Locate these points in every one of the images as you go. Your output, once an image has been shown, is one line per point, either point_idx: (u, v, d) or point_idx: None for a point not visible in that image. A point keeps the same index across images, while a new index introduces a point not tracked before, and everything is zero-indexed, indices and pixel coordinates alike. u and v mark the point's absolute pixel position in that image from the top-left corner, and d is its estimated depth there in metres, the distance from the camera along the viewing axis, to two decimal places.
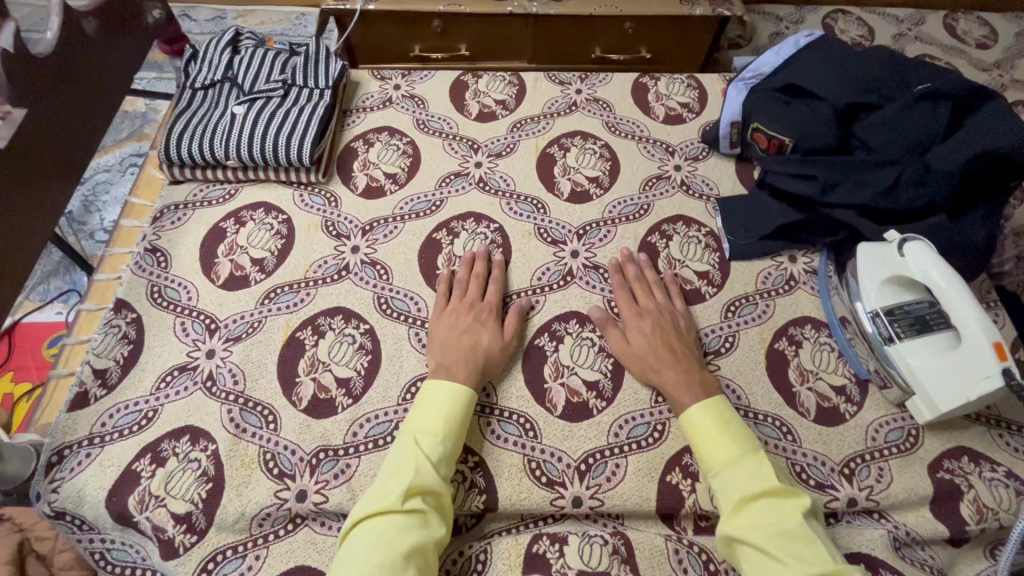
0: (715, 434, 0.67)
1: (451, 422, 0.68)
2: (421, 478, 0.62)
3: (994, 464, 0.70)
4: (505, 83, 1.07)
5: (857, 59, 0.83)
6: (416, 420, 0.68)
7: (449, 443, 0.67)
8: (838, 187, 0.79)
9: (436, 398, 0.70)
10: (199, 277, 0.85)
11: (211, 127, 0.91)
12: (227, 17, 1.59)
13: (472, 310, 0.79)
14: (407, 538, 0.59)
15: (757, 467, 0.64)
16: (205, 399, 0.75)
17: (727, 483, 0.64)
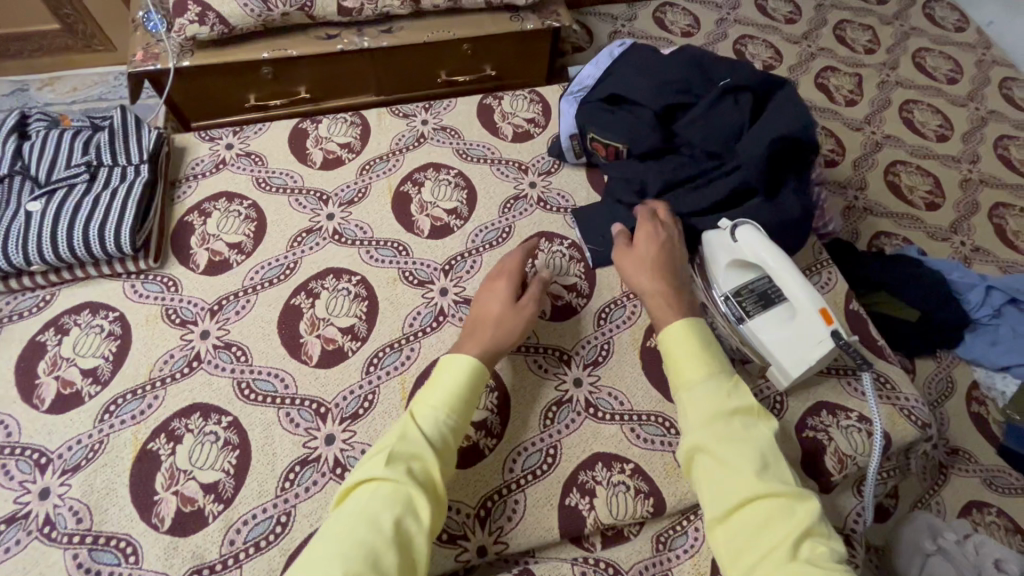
0: (689, 351, 0.68)
1: (455, 395, 0.67)
2: (407, 446, 0.62)
3: (848, 412, 0.77)
4: (348, 125, 1.03)
5: (667, 65, 0.89)
6: (426, 394, 0.68)
7: (452, 416, 0.66)
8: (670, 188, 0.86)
9: (449, 370, 0.69)
10: (19, 406, 0.74)
11: (3, 231, 0.79)
12: (29, 88, 1.43)
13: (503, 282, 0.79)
14: (386, 507, 0.57)
15: (729, 386, 0.66)
16: (45, 549, 0.65)
17: (696, 399, 0.65)
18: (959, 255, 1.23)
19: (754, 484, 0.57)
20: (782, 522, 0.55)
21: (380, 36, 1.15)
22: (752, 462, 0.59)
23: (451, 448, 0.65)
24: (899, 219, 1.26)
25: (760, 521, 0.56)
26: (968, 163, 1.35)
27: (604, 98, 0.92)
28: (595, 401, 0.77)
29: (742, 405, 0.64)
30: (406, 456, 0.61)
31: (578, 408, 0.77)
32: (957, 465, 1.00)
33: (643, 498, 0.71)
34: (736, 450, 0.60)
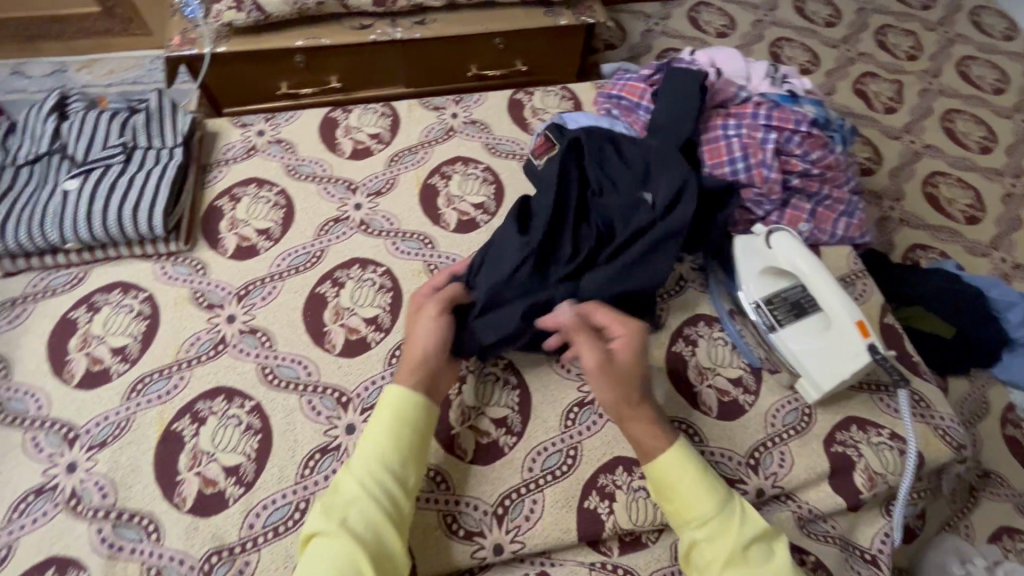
0: (691, 483, 0.65)
1: (392, 429, 0.66)
2: (344, 497, 0.62)
3: (879, 428, 0.75)
4: (378, 115, 1.03)
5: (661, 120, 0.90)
6: (366, 433, 0.68)
7: (388, 455, 0.65)
8: (546, 266, 0.76)
9: (381, 412, 0.68)
10: (49, 381, 0.75)
11: (41, 208, 0.81)
12: (68, 70, 1.46)
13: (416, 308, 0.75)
14: (327, 565, 0.58)
15: (738, 515, 0.63)
16: (71, 522, 0.66)
17: (711, 542, 0.62)
18: (998, 271, 1.19)
19: None
20: None
21: (413, 27, 1.15)
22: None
23: (395, 487, 0.64)
24: (936, 232, 1.22)
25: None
26: (1011, 176, 1.31)
27: (554, 154, 0.86)
28: None
29: (756, 534, 0.62)
30: (343, 509, 0.62)
31: (600, 410, 0.76)
32: (989, 489, 0.96)
33: None
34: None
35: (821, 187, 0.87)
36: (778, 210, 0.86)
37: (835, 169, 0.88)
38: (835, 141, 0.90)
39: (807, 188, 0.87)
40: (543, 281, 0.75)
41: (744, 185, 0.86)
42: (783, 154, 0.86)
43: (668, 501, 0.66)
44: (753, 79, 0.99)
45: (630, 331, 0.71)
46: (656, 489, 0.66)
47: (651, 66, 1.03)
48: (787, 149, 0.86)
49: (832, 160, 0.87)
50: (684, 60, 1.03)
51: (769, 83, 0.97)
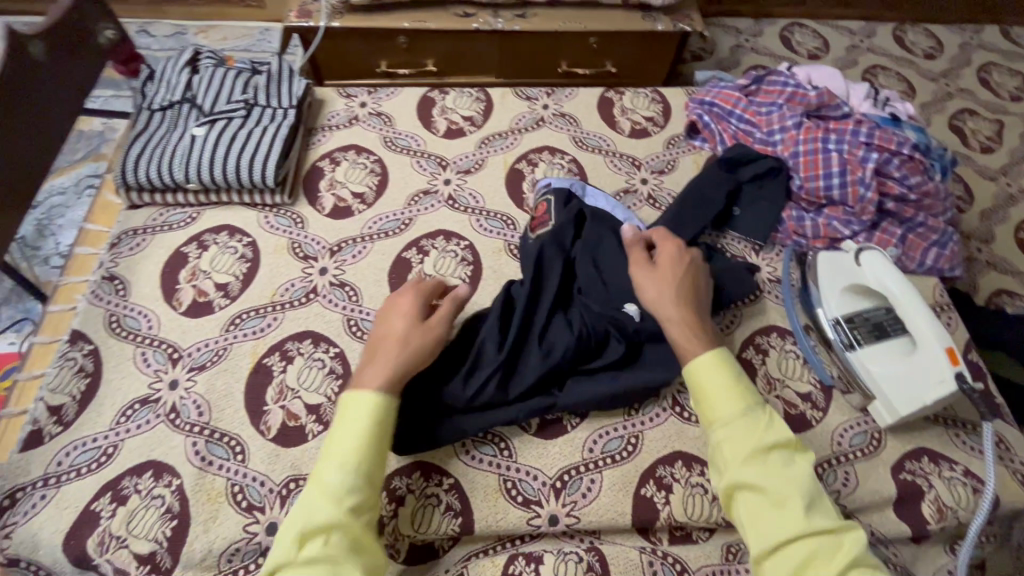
0: (720, 384, 0.65)
1: (365, 442, 0.61)
2: (315, 519, 0.57)
3: (953, 463, 0.73)
4: (472, 99, 1.07)
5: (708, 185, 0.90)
6: (327, 448, 0.62)
7: (362, 469, 0.60)
8: (514, 378, 0.73)
9: (351, 417, 0.63)
10: (160, 305, 0.82)
11: (170, 150, 0.88)
12: (187, 32, 1.57)
13: (406, 318, 0.70)
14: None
15: (766, 419, 0.63)
16: (169, 432, 0.72)
17: (731, 438, 0.62)
18: None
19: (800, 525, 0.56)
20: (838, 557, 0.55)
21: (513, 20, 1.20)
22: (797, 502, 0.58)
23: (368, 498, 0.60)
24: None
25: (805, 557, 0.55)
26: None
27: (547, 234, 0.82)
28: (681, 401, 0.77)
29: (779, 440, 0.62)
30: (320, 530, 0.56)
31: (663, 404, 0.77)
32: None
33: (720, 505, 0.70)
34: (776, 489, 0.59)
35: (916, 213, 0.90)
36: (866, 231, 0.88)
37: (932, 197, 0.90)
38: (934, 168, 0.92)
39: (902, 213, 0.89)
40: (510, 397, 0.72)
41: (838, 201, 0.88)
42: (882, 175, 0.88)
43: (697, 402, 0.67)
44: (852, 99, 1.01)
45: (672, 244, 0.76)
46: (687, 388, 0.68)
47: (747, 77, 1.05)
48: (886, 170, 0.88)
49: (931, 187, 0.89)
50: (782, 73, 1.04)
51: (871, 104, 0.99)
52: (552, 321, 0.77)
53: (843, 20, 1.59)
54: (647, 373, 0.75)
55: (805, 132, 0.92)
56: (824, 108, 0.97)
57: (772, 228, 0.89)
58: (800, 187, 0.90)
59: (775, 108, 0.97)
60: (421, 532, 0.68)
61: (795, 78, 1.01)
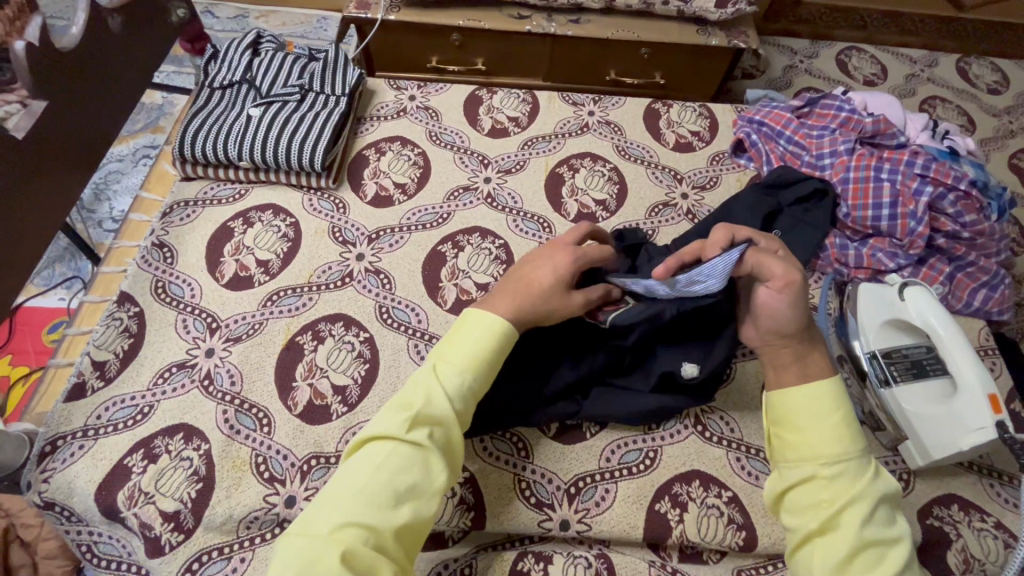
0: (835, 424, 0.60)
1: (478, 357, 0.64)
2: (432, 407, 0.59)
3: (984, 515, 0.70)
4: (519, 100, 1.08)
5: (750, 206, 0.88)
6: (443, 355, 0.64)
7: (475, 381, 0.63)
8: (544, 381, 0.74)
9: (467, 339, 0.64)
10: (203, 275, 0.85)
11: (227, 128, 0.92)
12: (248, 16, 1.62)
13: (559, 259, 0.70)
14: (404, 475, 0.55)
15: (871, 472, 0.59)
16: (202, 398, 0.75)
17: (834, 482, 0.57)
18: None
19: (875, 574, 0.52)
20: None
21: (567, 24, 1.21)
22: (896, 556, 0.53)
23: (469, 412, 0.63)
24: None
25: None
26: None
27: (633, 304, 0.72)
28: (704, 421, 0.76)
29: (885, 491, 0.58)
30: (427, 421, 0.59)
31: (686, 421, 0.76)
32: None
33: (734, 529, 0.69)
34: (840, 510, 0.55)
35: (968, 252, 0.87)
36: (912, 265, 0.86)
37: (987, 236, 0.86)
38: (991, 207, 0.88)
39: (952, 250, 0.87)
40: (537, 401, 0.73)
41: (884, 232, 0.87)
42: (934, 210, 0.86)
43: (793, 431, 0.62)
44: (909, 130, 0.98)
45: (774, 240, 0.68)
46: (790, 414, 0.63)
47: (801, 98, 1.04)
48: (940, 206, 0.86)
49: (986, 226, 0.86)
50: (837, 97, 1.02)
51: (929, 136, 0.96)
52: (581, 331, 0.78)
53: (904, 48, 1.55)
54: (673, 401, 0.74)
55: (857, 158, 0.90)
56: (879, 136, 0.95)
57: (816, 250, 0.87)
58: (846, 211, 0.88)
59: (827, 131, 0.96)
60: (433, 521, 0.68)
61: (851, 103, 0.99)
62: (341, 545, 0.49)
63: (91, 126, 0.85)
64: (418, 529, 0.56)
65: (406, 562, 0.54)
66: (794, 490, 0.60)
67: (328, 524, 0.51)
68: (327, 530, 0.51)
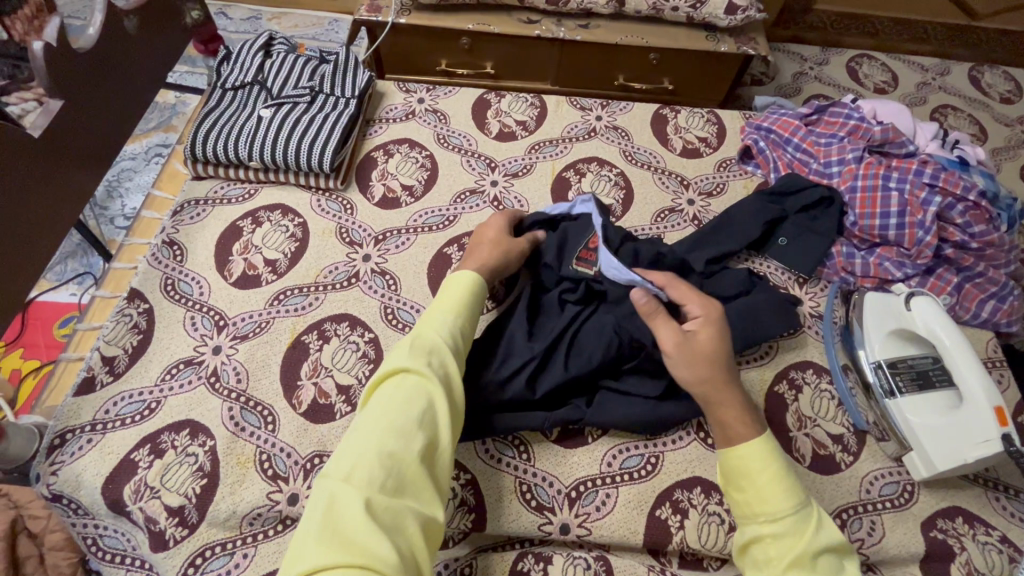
0: (770, 478, 0.59)
1: (462, 304, 0.70)
2: (426, 343, 0.64)
3: (989, 528, 0.70)
4: (527, 105, 1.09)
5: (757, 215, 0.89)
6: (432, 308, 0.70)
7: (462, 321, 0.69)
8: (543, 374, 0.74)
9: (452, 287, 0.72)
10: (212, 273, 0.86)
11: (238, 128, 0.93)
12: (261, 18, 1.64)
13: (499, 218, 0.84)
14: (415, 400, 0.58)
15: (815, 518, 0.58)
16: (208, 395, 0.76)
17: (780, 538, 0.56)
18: None
19: None
20: None
21: (576, 29, 1.21)
22: None
23: (462, 349, 0.67)
24: None
25: None
26: None
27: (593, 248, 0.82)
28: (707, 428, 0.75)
29: (831, 542, 0.56)
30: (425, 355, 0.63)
31: (688, 428, 0.76)
32: None
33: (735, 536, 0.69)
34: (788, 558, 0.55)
35: (976, 263, 0.87)
36: (920, 275, 0.86)
37: (996, 247, 0.86)
38: (1001, 218, 0.88)
39: (960, 261, 0.87)
40: (537, 392, 0.73)
41: (892, 242, 0.86)
42: (943, 220, 0.86)
43: (737, 490, 0.61)
44: (919, 139, 0.98)
45: (709, 308, 0.69)
46: (728, 474, 0.62)
47: (809, 105, 1.03)
48: (948, 216, 0.85)
49: (996, 237, 0.85)
50: (847, 104, 1.02)
51: (938, 145, 0.96)
52: (583, 332, 0.77)
53: (916, 56, 1.54)
54: (680, 408, 0.73)
55: (865, 166, 0.90)
56: (888, 144, 0.94)
57: (820, 255, 0.87)
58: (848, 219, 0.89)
59: (835, 139, 0.96)
60: None
61: (860, 112, 0.99)
62: (364, 487, 0.51)
63: (105, 124, 0.86)
64: (437, 459, 0.58)
65: (432, 493, 0.56)
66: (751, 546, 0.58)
67: (350, 465, 0.53)
68: (350, 474, 0.52)
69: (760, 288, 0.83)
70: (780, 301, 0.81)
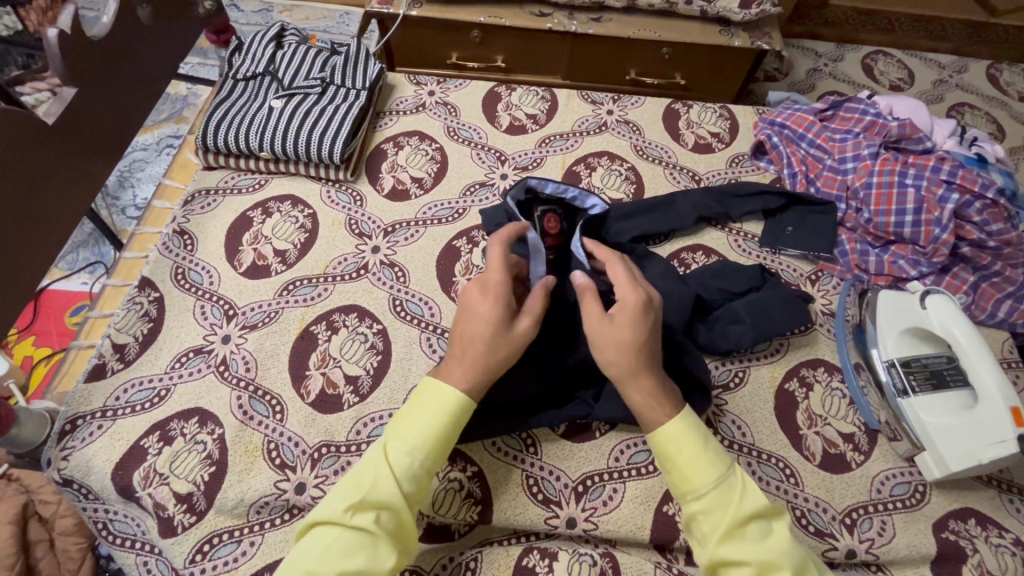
0: (691, 454, 0.57)
1: (432, 434, 0.58)
2: (378, 492, 0.55)
3: (1002, 531, 0.69)
4: (538, 98, 1.08)
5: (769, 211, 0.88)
6: (397, 427, 0.59)
7: (427, 458, 0.58)
8: (552, 368, 0.74)
9: (426, 404, 0.59)
10: (222, 263, 0.86)
11: (248, 119, 0.93)
12: (273, 10, 1.64)
13: (490, 298, 0.62)
14: (347, 561, 0.52)
15: (740, 486, 0.56)
16: (217, 383, 0.76)
17: (710, 513, 0.55)
18: None
19: None
20: None
21: (588, 23, 1.20)
22: None
23: (423, 489, 0.58)
24: None
25: None
26: None
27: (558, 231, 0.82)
28: (716, 424, 0.73)
29: (758, 506, 0.55)
30: (374, 504, 0.55)
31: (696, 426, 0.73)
32: None
33: None
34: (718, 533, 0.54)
35: (993, 261, 0.85)
36: (934, 274, 0.85)
37: (1015, 246, 0.84)
38: (1019, 217, 0.86)
39: (977, 259, 0.85)
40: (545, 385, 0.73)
41: (907, 239, 0.85)
42: (960, 217, 0.85)
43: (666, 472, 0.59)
44: (936, 135, 0.97)
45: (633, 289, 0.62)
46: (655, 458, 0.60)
47: (824, 101, 1.02)
48: (965, 213, 0.84)
49: (1014, 235, 0.84)
50: (862, 100, 1.00)
51: (956, 142, 0.94)
52: None
53: (933, 53, 1.52)
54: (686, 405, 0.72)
55: (881, 162, 0.89)
56: (904, 141, 0.93)
57: (831, 252, 0.87)
58: (843, 214, 0.90)
59: (850, 136, 0.95)
60: (440, 514, 0.69)
61: (876, 108, 0.97)
62: None
63: (118, 113, 0.86)
64: None
65: None
66: (692, 521, 0.57)
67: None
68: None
69: (772, 285, 0.82)
70: (793, 297, 0.80)
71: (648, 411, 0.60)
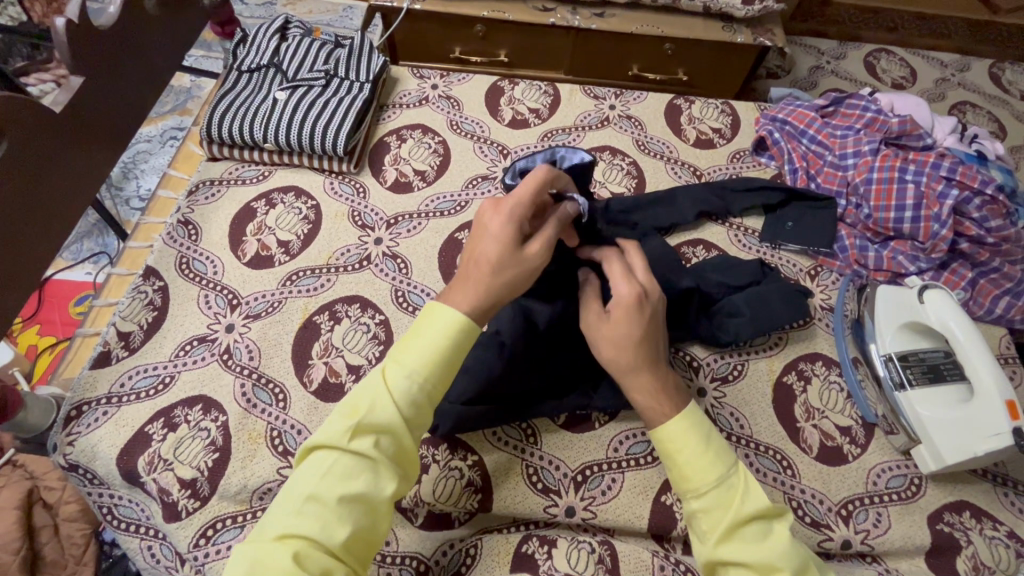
0: (692, 453, 0.57)
1: (435, 356, 0.56)
2: (376, 416, 0.53)
3: (997, 523, 0.70)
4: (540, 92, 1.08)
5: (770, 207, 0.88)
6: (402, 347, 0.57)
7: (429, 382, 0.55)
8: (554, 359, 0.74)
9: (431, 324, 0.57)
10: (226, 253, 0.87)
11: (252, 110, 0.93)
12: (276, 3, 1.65)
13: (502, 217, 0.59)
14: (347, 485, 0.50)
15: (741, 486, 0.56)
16: (220, 370, 0.77)
17: (710, 512, 0.55)
18: None
19: None
20: None
21: (591, 18, 1.21)
22: None
23: (424, 414, 0.56)
24: None
25: None
26: None
27: None
28: (714, 417, 0.74)
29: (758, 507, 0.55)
30: (373, 429, 0.53)
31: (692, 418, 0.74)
32: None
33: None
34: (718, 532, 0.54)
35: (992, 258, 0.86)
36: (933, 269, 0.86)
37: (1013, 242, 0.85)
38: (1017, 214, 0.87)
39: (976, 256, 0.86)
40: (546, 376, 0.73)
41: (907, 235, 0.86)
42: (959, 213, 0.85)
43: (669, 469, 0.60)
44: (937, 133, 0.97)
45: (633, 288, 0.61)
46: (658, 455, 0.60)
47: (826, 98, 1.03)
48: (964, 209, 0.84)
49: (1012, 232, 0.84)
50: (863, 96, 1.01)
51: (957, 139, 0.95)
52: None
53: (936, 51, 1.52)
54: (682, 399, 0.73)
55: (882, 158, 0.89)
56: (905, 137, 0.93)
57: (831, 247, 0.88)
58: (843, 210, 0.91)
59: (851, 131, 0.95)
60: (441, 502, 0.69)
61: (877, 104, 0.98)
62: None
63: (124, 102, 0.87)
64: (371, 536, 0.52)
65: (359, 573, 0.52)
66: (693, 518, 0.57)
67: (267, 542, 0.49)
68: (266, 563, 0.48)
69: (772, 279, 0.82)
70: (793, 291, 0.80)
71: (650, 401, 0.61)
